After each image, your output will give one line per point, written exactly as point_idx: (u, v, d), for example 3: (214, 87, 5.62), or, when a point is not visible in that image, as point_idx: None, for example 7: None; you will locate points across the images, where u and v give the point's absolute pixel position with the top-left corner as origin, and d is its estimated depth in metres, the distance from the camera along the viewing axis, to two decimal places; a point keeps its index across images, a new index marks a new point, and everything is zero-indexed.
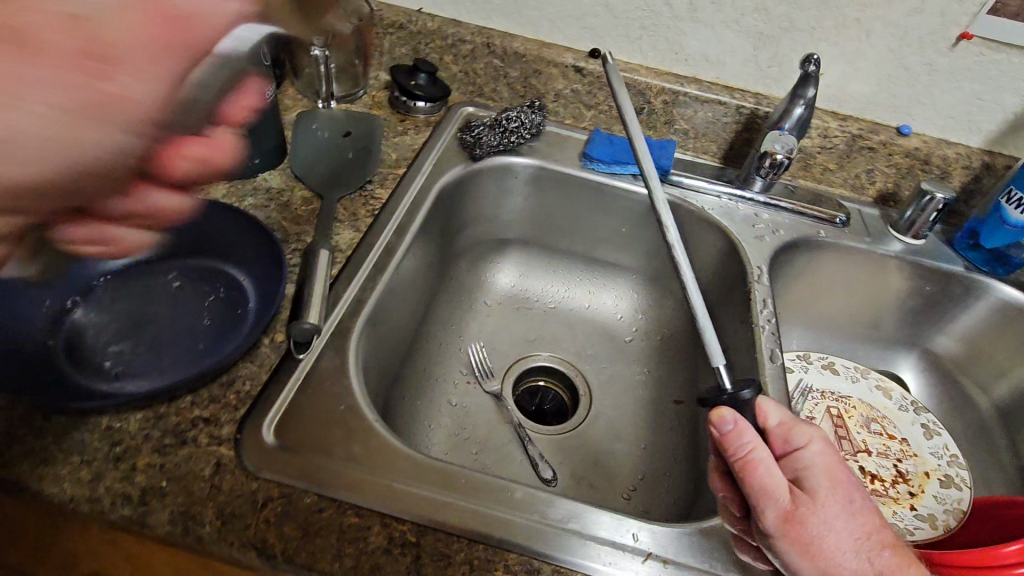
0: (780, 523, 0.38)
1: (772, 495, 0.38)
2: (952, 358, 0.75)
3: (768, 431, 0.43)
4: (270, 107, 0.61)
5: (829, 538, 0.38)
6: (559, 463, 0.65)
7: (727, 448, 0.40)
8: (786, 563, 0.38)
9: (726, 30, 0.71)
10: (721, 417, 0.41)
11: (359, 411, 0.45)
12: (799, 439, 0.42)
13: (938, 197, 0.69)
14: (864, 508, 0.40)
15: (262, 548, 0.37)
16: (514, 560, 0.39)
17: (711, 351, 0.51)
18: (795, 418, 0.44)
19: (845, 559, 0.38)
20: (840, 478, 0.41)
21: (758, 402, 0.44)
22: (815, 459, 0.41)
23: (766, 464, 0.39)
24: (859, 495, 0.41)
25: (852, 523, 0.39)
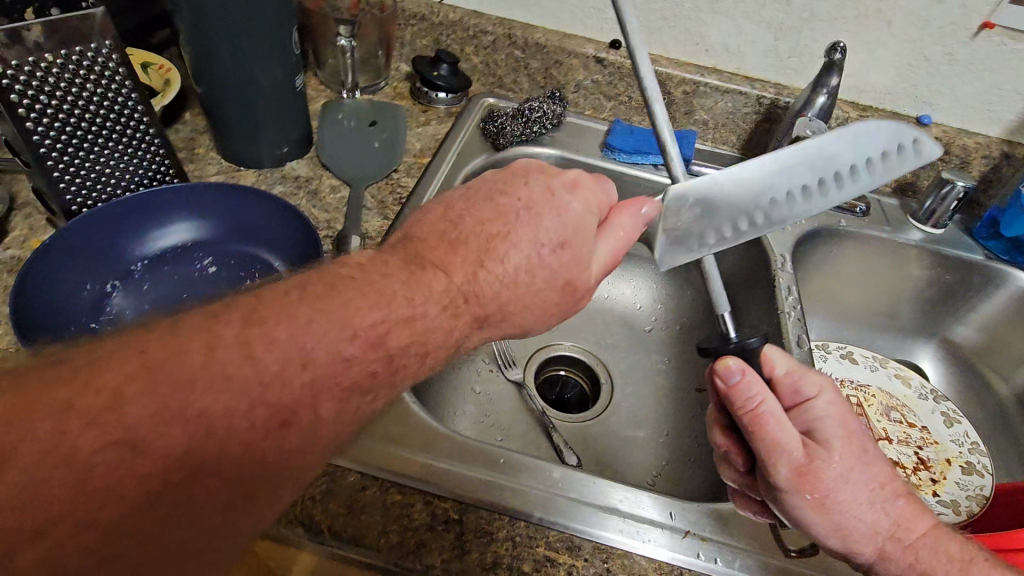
0: (793, 477, 0.39)
1: (784, 450, 0.39)
2: (971, 347, 0.75)
3: (776, 381, 0.43)
4: (299, 97, 0.61)
5: (843, 490, 0.40)
6: (584, 450, 0.65)
7: (736, 402, 0.39)
8: (798, 514, 0.40)
9: (747, 20, 0.71)
10: (728, 368, 0.39)
11: (396, 393, 0.46)
12: (809, 390, 0.43)
13: (959, 186, 0.69)
14: (877, 459, 0.42)
15: (309, 524, 0.38)
16: (554, 537, 0.39)
17: (715, 296, 0.46)
18: (803, 367, 0.43)
19: (861, 512, 0.40)
20: (853, 428, 0.42)
21: (763, 351, 0.43)
22: (826, 411, 0.42)
23: (778, 418, 0.39)
24: (871, 447, 0.42)
25: (868, 474, 0.41)
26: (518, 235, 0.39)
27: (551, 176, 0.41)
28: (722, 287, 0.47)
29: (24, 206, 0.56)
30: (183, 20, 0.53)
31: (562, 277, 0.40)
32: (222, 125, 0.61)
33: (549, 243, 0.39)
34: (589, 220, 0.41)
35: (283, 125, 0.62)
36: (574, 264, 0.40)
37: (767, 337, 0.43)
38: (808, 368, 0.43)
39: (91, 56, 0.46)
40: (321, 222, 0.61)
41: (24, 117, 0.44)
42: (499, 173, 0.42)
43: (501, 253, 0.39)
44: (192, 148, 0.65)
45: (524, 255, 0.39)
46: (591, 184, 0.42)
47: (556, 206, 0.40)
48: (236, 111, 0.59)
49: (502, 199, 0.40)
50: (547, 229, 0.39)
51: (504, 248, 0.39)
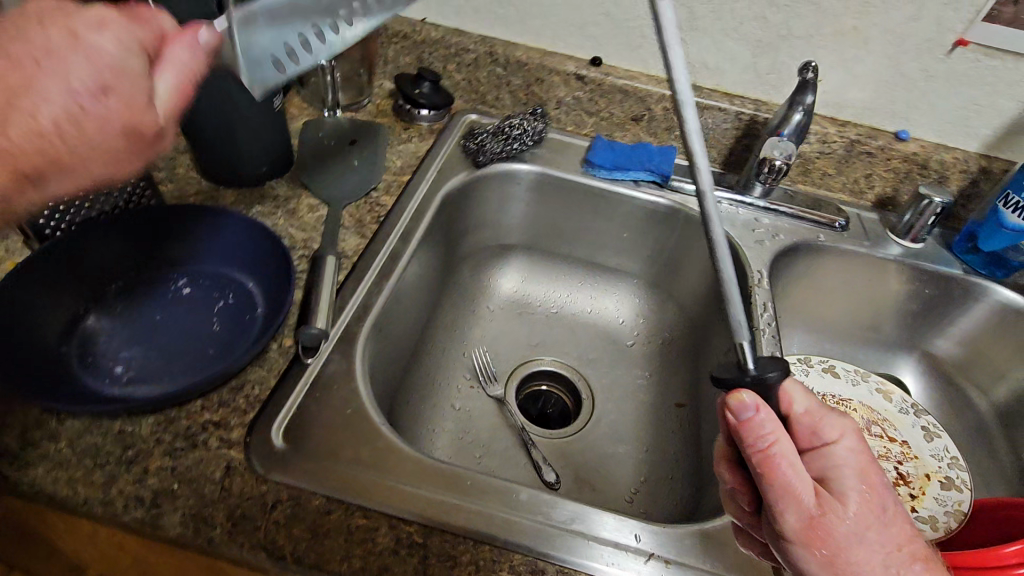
0: (800, 526, 0.38)
1: (793, 494, 0.38)
2: (952, 361, 0.76)
3: (794, 419, 0.43)
4: (278, 116, 0.62)
5: (857, 548, 0.38)
6: (562, 467, 0.65)
7: (746, 438, 0.39)
8: (805, 570, 0.39)
9: (725, 38, 0.72)
10: (742, 402, 0.39)
11: (366, 415, 0.46)
12: (828, 434, 0.43)
13: (935, 202, 0.70)
14: (896, 516, 0.40)
15: (271, 549, 0.37)
16: (518, 561, 0.40)
17: (737, 322, 0.41)
18: (824, 408, 0.44)
19: (876, 573, 0.38)
20: (873, 481, 0.41)
21: (786, 388, 0.43)
22: (844, 458, 0.42)
23: (788, 461, 0.38)
24: (892, 503, 0.41)
25: (885, 533, 0.39)
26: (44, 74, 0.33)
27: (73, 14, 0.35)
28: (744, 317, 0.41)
29: None
30: None
31: (124, 121, 0.36)
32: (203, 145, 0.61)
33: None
34: (138, 50, 0.36)
35: (263, 144, 0.62)
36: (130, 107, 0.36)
37: (790, 376, 0.43)
38: (831, 413, 0.43)
39: None
40: (299, 241, 0.61)
41: None
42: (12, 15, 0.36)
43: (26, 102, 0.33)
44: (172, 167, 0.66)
45: (82, 66, 0.34)
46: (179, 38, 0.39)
47: (81, 48, 0.34)
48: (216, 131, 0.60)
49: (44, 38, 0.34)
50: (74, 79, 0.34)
51: (27, 93, 0.33)
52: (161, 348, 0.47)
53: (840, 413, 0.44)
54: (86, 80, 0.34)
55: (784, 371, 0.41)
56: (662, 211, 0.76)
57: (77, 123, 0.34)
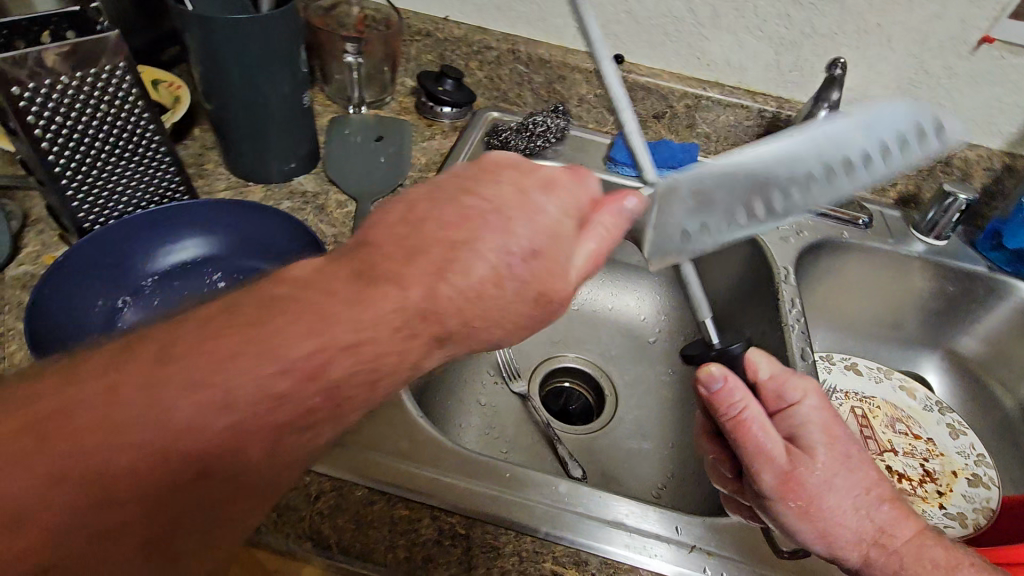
0: (777, 483, 0.40)
1: (768, 455, 0.40)
2: (975, 358, 0.76)
3: (761, 386, 0.44)
4: (307, 113, 0.63)
5: (827, 496, 0.40)
6: (589, 464, 0.65)
7: (720, 408, 0.41)
8: (785, 523, 0.41)
9: (749, 35, 0.72)
10: (711, 375, 0.40)
11: (403, 408, 0.46)
12: (793, 395, 0.43)
13: (960, 198, 0.70)
14: (863, 464, 0.42)
15: (317, 539, 0.38)
16: (560, 552, 0.40)
17: (701, 308, 0.50)
18: (787, 371, 0.44)
19: (845, 516, 0.41)
20: (837, 433, 0.43)
21: (748, 355, 0.45)
22: (810, 417, 0.43)
23: (759, 424, 0.40)
24: (855, 452, 0.42)
25: (852, 480, 0.41)
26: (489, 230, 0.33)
27: (526, 173, 0.37)
28: (700, 292, 0.50)
29: (38, 221, 0.57)
30: (193, 39, 0.54)
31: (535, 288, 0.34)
32: (233, 141, 0.61)
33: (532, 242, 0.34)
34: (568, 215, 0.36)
35: (292, 141, 0.63)
36: (547, 270, 0.35)
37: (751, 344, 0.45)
38: (793, 374, 0.44)
39: (106, 77, 0.47)
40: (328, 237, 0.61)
41: (40, 139, 0.46)
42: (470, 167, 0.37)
43: (466, 254, 0.32)
44: (201, 163, 0.66)
45: (540, 242, 0.34)
46: (567, 179, 0.38)
47: (533, 204, 0.35)
48: (248, 128, 0.60)
49: (470, 198, 0.34)
50: (524, 228, 0.34)
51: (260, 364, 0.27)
52: None
53: (801, 373, 0.45)
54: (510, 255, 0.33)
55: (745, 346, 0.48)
56: None
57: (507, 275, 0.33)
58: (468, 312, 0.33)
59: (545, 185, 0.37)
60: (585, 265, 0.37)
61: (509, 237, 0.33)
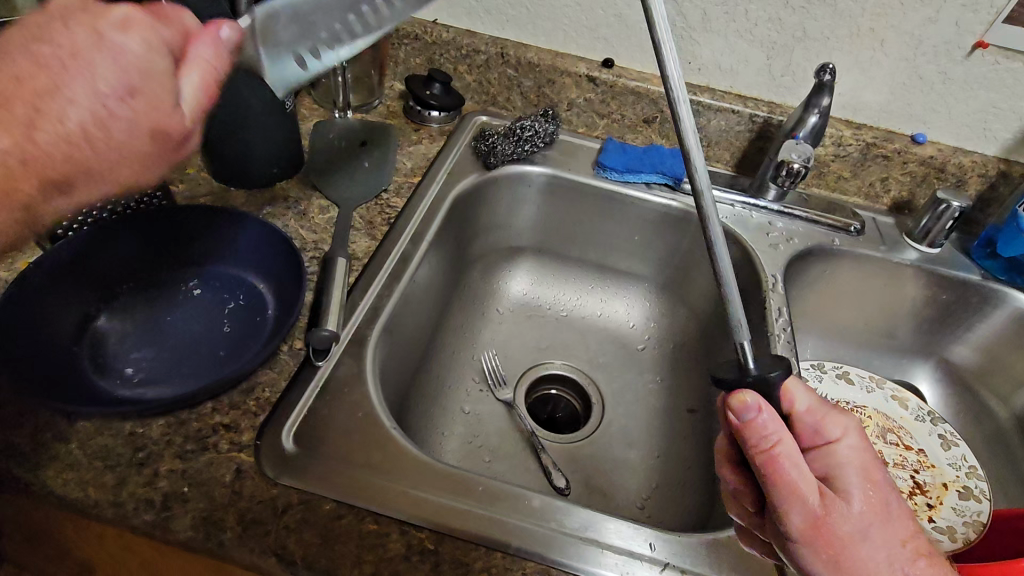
0: (807, 527, 0.37)
1: (801, 496, 0.37)
2: (969, 368, 0.74)
3: (797, 418, 0.42)
4: (290, 117, 0.62)
5: (861, 545, 0.38)
6: (573, 473, 0.65)
7: (750, 440, 0.38)
8: (812, 570, 0.38)
9: (740, 40, 0.71)
10: (744, 403, 0.38)
11: (377, 419, 0.45)
12: (830, 432, 0.41)
13: (954, 206, 0.69)
14: (901, 515, 0.40)
15: (282, 554, 0.37)
16: (532, 569, 0.39)
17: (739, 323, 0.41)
18: (823, 406, 0.42)
19: (880, 571, 0.38)
20: (875, 477, 0.40)
21: (787, 385, 0.42)
22: (847, 457, 0.41)
23: (795, 463, 0.37)
24: (893, 500, 0.40)
25: (889, 531, 0.39)
26: (73, 78, 0.31)
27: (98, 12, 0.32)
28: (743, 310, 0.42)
29: None
30: None
31: (150, 128, 0.34)
32: (214, 146, 0.61)
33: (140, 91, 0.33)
34: (149, 61, 0.33)
35: (274, 146, 0.62)
36: (158, 112, 0.34)
37: (790, 372, 0.42)
38: (830, 410, 0.42)
39: None
40: (309, 243, 0.60)
41: None
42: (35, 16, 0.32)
43: (55, 102, 0.30)
44: (183, 167, 0.66)
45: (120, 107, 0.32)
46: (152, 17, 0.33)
47: (106, 48, 0.32)
48: (229, 132, 0.59)
49: (46, 48, 0.31)
50: (105, 71, 0.31)
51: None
52: (173, 349, 0.47)
53: (840, 410, 0.43)
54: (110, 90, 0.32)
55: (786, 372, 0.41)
56: (676, 214, 0.75)
57: (105, 128, 0.32)
58: (78, 157, 0.32)
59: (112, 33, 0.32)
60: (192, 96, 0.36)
61: (88, 79, 0.31)
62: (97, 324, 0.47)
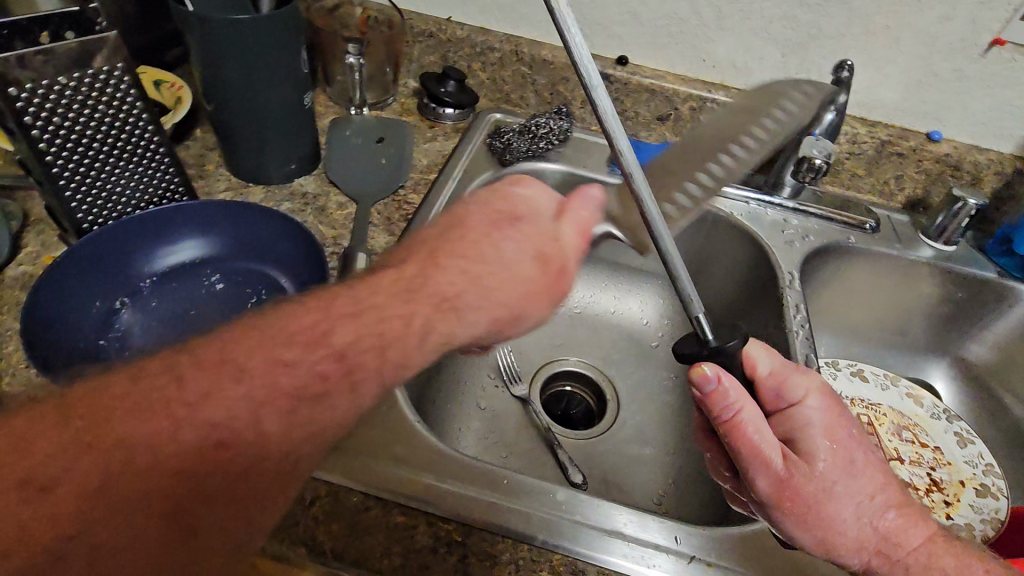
0: (773, 489, 0.40)
1: (764, 461, 0.39)
2: (984, 365, 0.74)
3: (759, 382, 0.43)
4: (308, 114, 0.62)
5: (828, 503, 0.40)
6: (590, 469, 0.65)
7: (712, 409, 0.39)
8: (783, 529, 0.40)
9: (755, 37, 0.71)
10: (703, 375, 0.38)
11: (400, 412, 0.45)
12: (793, 394, 0.43)
13: (970, 204, 0.69)
14: (869, 468, 0.41)
15: (312, 545, 0.37)
16: (558, 561, 0.39)
17: (689, 298, 0.40)
18: (786, 369, 0.43)
19: (846, 526, 0.40)
20: (841, 435, 0.42)
21: (746, 351, 0.43)
22: (812, 418, 0.42)
23: (755, 428, 0.39)
24: (860, 455, 0.41)
25: (857, 487, 0.41)
26: (496, 245, 0.39)
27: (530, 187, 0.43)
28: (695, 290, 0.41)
29: (38, 222, 0.57)
30: (194, 38, 0.53)
31: (545, 272, 0.40)
32: (233, 142, 0.61)
33: (529, 229, 0.40)
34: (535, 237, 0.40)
35: (293, 143, 0.63)
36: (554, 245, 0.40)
37: (748, 338, 0.43)
38: (794, 372, 0.43)
39: (104, 77, 0.47)
40: (328, 239, 0.61)
41: (38, 139, 0.45)
42: (483, 195, 0.42)
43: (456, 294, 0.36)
44: (202, 164, 0.66)
45: (515, 249, 0.39)
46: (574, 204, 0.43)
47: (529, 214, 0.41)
48: (248, 129, 0.60)
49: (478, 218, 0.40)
50: (509, 246, 0.39)
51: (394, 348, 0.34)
52: None
53: (806, 371, 0.44)
54: (527, 254, 0.39)
55: (743, 338, 0.41)
56: None
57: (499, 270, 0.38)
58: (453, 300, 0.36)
59: (519, 211, 0.41)
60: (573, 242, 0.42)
61: (518, 236, 0.39)
62: (121, 319, 0.48)
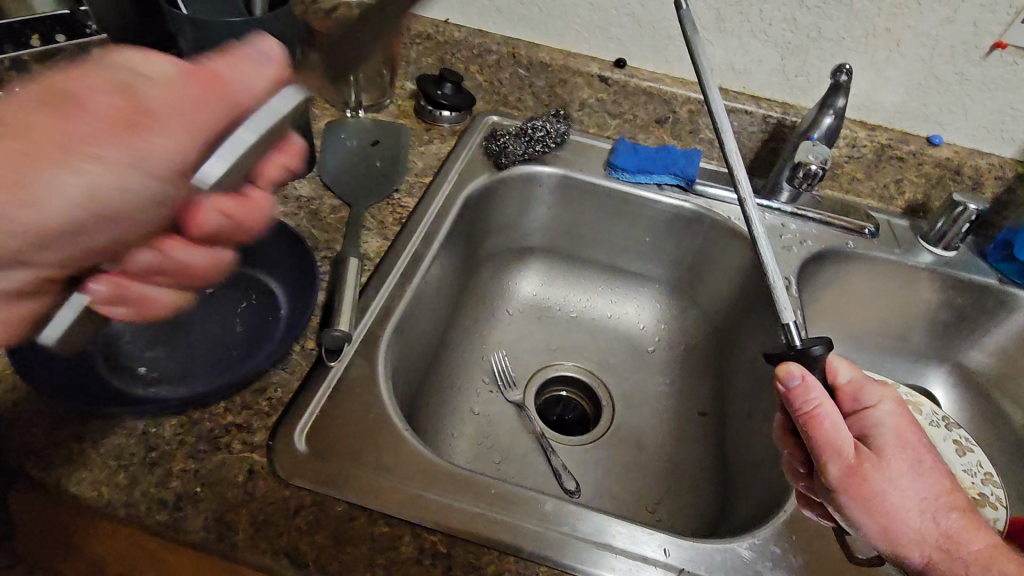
0: (843, 477, 0.39)
1: (836, 449, 0.39)
2: (984, 371, 0.74)
3: (839, 388, 0.44)
4: (302, 117, 0.62)
5: (894, 495, 0.39)
6: (583, 475, 0.64)
7: (793, 401, 0.40)
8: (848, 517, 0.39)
9: (754, 39, 0.71)
10: (788, 370, 0.40)
11: (388, 420, 0.45)
12: (868, 399, 0.43)
13: (970, 209, 0.68)
14: (935, 471, 0.41)
15: (295, 556, 0.37)
16: (545, 573, 0.39)
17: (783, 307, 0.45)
18: (865, 377, 0.44)
19: (910, 518, 0.39)
20: (910, 438, 0.41)
21: (829, 359, 0.45)
22: (883, 420, 0.42)
23: (832, 419, 0.39)
24: (927, 458, 0.41)
25: (921, 484, 0.40)
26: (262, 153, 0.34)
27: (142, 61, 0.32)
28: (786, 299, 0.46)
29: None
30: (186, 41, 0.53)
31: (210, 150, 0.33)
32: None
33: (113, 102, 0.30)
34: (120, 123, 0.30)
35: None
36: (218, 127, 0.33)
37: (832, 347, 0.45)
38: (871, 381, 0.44)
39: None
40: (321, 242, 0.60)
41: None
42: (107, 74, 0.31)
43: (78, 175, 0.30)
44: None
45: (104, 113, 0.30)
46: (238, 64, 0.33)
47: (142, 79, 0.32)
48: None
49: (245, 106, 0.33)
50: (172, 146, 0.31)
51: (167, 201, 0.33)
52: (184, 348, 0.47)
53: (882, 384, 0.45)
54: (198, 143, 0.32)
55: (828, 345, 0.43)
56: (688, 215, 0.75)
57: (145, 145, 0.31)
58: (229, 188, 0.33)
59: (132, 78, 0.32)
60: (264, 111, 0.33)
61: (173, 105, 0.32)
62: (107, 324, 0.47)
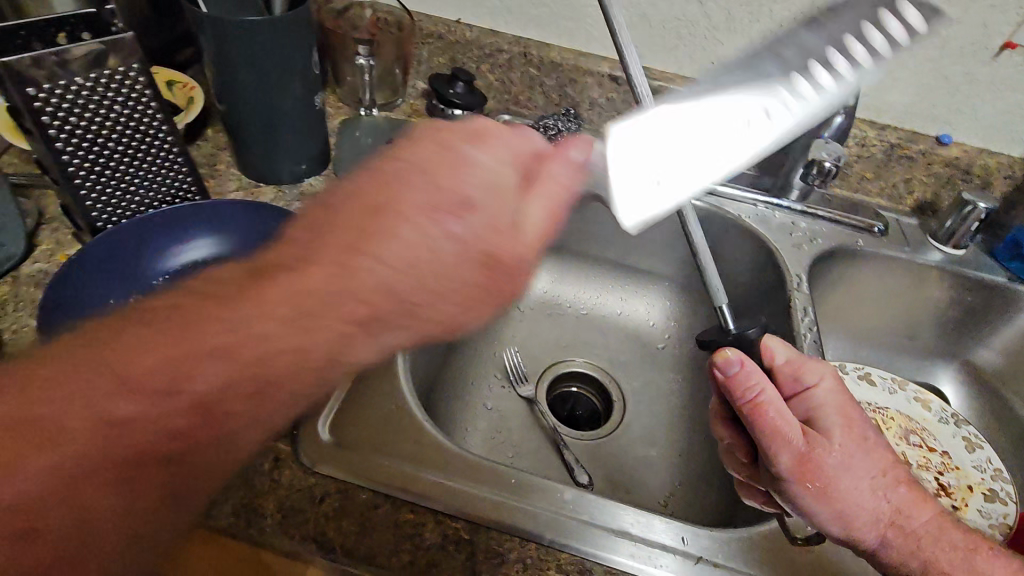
0: (795, 466, 0.40)
1: (787, 439, 0.40)
2: (993, 368, 0.74)
3: (776, 370, 0.45)
4: (319, 115, 0.63)
5: (844, 478, 0.40)
6: (596, 470, 0.65)
7: (735, 391, 0.41)
8: (803, 506, 0.40)
9: (764, 39, 0.71)
10: (726, 358, 0.41)
11: (408, 410, 0.46)
12: (808, 378, 0.44)
13: (980, 207, 0.69)
14: (878, 446, 0.43)
15: (321, 541, 0.38)
16: (565, 560, 0.39)
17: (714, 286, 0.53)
18: (801, 356, 0.45)
19: (864, 500, 0.41)
20: (853, 416, 0.43)
21: (764, 341, 0.46)
22: (825, 400, 0.43)
23: (777, 407, 0.40)
24: (870, 434, 0.43)
25: (869, 461, 0.41)
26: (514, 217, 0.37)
27: (473, 129, 0.37)
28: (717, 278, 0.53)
29: (52, 220, 0.57)
30: (207, 40, 0.54)
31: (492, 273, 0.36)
32: (244, 143, 0.62)
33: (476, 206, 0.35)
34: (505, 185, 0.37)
35: (302, 143, 0.63)
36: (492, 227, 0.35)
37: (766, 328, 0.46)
38: (807, 359, 0.45)
39: (119, 78, 0.47)
40: None
41: (54, 138, 0.46)
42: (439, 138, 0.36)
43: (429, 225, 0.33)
44: (213, 164, 0.67)
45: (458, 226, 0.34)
46: (503, 131, 0.38)
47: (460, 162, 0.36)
48: (260, 130, 0.60)
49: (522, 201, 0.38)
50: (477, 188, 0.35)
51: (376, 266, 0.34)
52: None
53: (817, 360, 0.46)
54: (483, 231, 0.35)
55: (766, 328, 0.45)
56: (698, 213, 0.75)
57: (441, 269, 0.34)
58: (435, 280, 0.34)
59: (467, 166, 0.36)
60: (540, 218, 0.38)
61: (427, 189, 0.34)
62: None
